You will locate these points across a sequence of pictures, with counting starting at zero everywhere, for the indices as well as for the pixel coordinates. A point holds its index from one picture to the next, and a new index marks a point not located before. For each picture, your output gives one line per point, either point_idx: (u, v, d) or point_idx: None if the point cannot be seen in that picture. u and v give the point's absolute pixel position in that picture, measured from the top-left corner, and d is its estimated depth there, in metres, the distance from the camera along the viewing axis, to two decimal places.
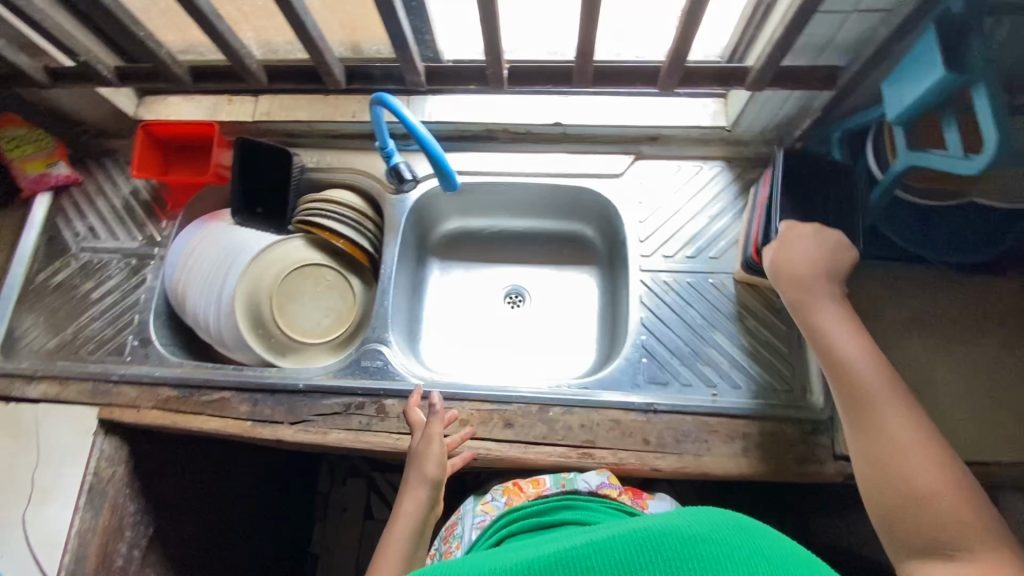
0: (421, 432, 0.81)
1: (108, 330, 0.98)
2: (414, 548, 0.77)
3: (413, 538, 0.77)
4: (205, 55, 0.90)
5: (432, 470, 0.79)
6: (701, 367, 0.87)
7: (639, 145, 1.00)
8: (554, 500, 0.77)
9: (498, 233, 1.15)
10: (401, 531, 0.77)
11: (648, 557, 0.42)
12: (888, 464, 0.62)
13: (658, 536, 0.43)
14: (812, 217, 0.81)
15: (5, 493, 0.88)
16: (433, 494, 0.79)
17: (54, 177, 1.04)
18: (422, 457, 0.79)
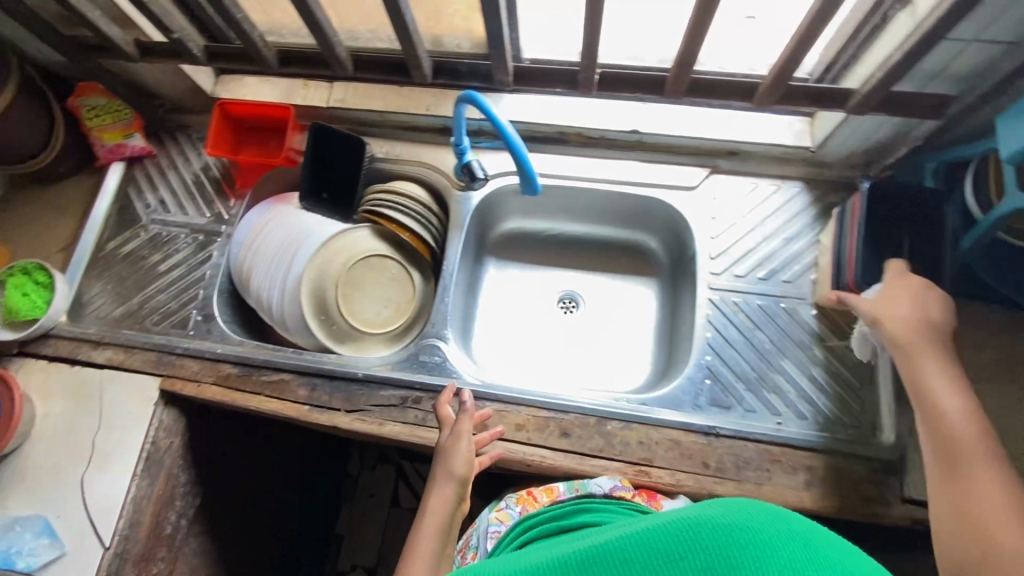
0: (449, 428, 0.79)
1: (172, 303, 0.99)
2: (441, 548, 0.72)
3: (442, 536, 0.72)
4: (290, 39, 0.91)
5: (460, 465, 0.76)
6: (766, 394, 0.85)
7: (715, 159, 0.97)
8: (568, 506, 0.75)
9: (556, 236, 1.14)
10: (429, 530, 0.72)
11: (687, 547, 0.38)
12: (966, 518, 0.59)
13: (695, 525, 0.39)
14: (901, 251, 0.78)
15: (68, 454, 0.91)
16: (459, 492, 0.76)
17: (129, 148, 1.07)
18: (451, 452, 0.77)
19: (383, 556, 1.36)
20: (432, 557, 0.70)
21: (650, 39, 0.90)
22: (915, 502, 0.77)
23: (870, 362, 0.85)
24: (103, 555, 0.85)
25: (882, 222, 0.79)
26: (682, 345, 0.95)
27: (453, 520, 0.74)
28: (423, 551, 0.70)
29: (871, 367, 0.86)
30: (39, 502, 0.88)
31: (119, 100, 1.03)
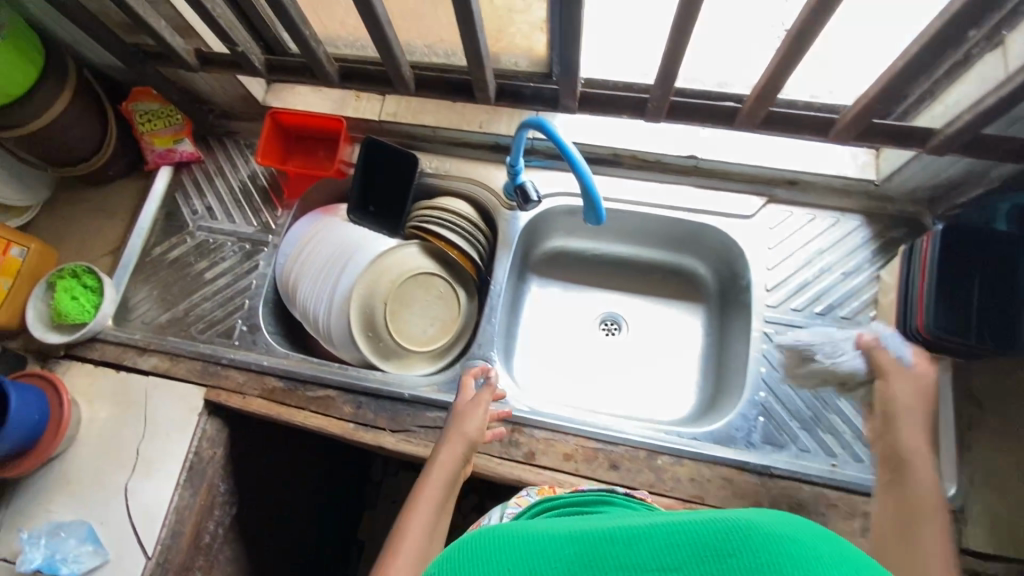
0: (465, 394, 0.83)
1: (218, 312, 0.99)
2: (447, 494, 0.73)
3: (447, 485, 0.73)
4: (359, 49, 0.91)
5: (470, 425, 0.78)
6: (822, 434, 0.83)
7: (774, 188, 0.95)
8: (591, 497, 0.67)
9: (601, 256, 1.12)
10: (438, 476, 0.73)
11: (731, 546, 0.32)
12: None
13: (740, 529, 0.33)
14: (977, 296, 0.75)
15: (111, 461, 0.91)
16: (468, 452, 0.77)
17: (178, 153, 1.06)
18: (466, 415, 0.79)
19: None
20: (439, 499, 0.71)
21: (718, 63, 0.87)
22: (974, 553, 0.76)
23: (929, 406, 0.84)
24: (145, 564, 0.85)
25: (956, 263, 0.76)
26: (732, 377, 0.93)
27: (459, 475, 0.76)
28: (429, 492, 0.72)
29: None
30: (82, 507, 0.89)
31: (171, 105, 1.03)
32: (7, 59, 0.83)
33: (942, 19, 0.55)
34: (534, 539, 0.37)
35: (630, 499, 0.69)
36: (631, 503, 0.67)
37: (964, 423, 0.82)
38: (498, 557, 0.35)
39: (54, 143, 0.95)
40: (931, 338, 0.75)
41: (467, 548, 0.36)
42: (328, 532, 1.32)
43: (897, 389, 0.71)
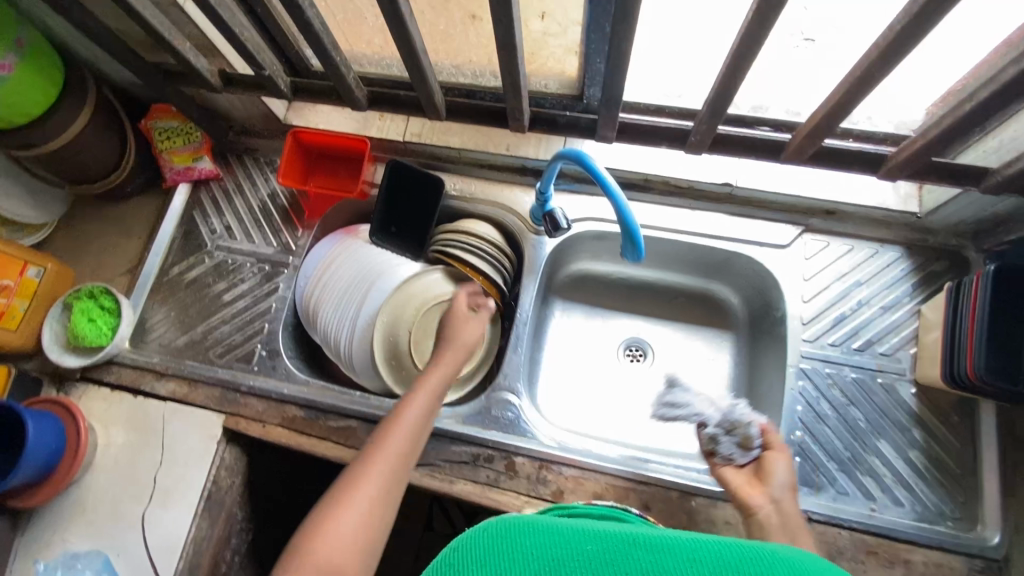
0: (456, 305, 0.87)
1: (237, 336, 0.97)
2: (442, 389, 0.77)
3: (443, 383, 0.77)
4: (388, 69, 0.89)
5: (464, 331, 0.83)
6: (861, 477, 0.81)
7: (810, 217, 0.92)
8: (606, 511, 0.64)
9: (626, 280, 1.09)
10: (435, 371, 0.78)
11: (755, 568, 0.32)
12: None
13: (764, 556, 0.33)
14: None
15: (128, 489, 0.89)
16: (463, 360, 0.81)
17: (198, 171, 1.04)
18: (464, 327, 0.83)
19: None
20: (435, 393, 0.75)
21: None
22: None
23: (973, 449, 0.80)
24: None
25: (1009, 303, 0.72)
26: (766, 413, 0.90)
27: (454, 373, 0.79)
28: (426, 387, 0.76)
29: (973, 453, 0.81)
30: (99, 537, 0.87)
31: (191, 123, 1.01)
32: (27, 79, 0.81)
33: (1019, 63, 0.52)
34: (560, 533, 0.37)
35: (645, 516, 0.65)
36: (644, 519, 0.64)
37: (1009, 466, 0.79)
38: (522, 540, 0.36)
39: (73, 162, 0.93)
40: (980, 381, 0.72)
41: (490, 534, 0.36)
42: None
43: (783, 462, 0.73)
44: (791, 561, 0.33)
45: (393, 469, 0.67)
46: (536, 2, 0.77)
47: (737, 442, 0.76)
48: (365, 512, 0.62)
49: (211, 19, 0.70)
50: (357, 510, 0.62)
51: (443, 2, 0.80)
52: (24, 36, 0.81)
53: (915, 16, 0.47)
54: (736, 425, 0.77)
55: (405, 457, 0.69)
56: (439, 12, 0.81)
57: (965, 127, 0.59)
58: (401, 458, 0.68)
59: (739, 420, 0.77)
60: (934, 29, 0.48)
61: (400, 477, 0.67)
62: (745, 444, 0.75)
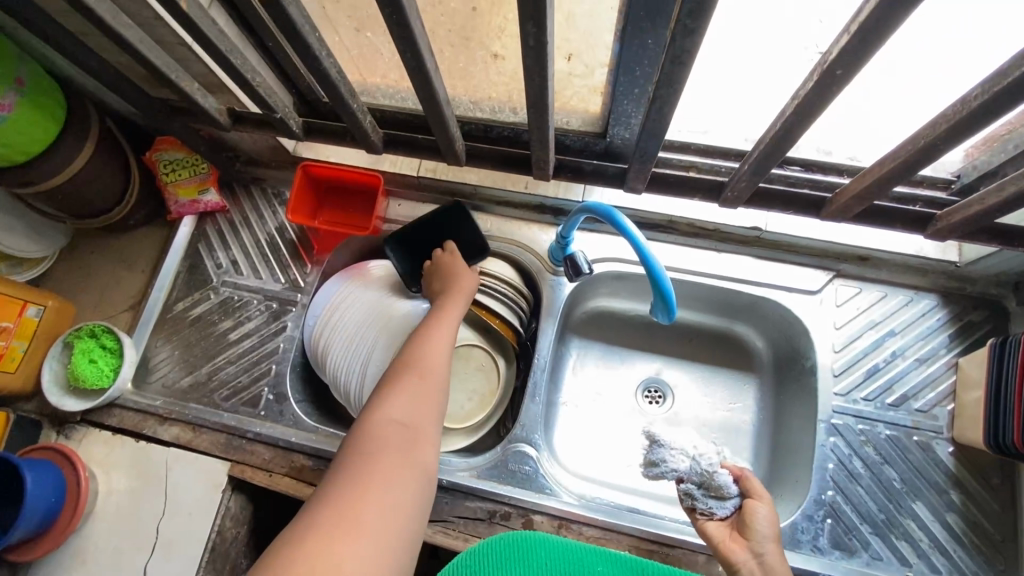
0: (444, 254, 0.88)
1: (243, 378, 0.94)
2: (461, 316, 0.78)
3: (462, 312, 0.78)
4: (404, 104, 0.85)
5: (463, 275, 0.84)
6: (896, 541, 0.77)
7: (841, 263, 0.88)
8: None
9: (645, 318, 1.05)
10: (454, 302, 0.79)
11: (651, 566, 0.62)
12: None
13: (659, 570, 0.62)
14: None
15: (130, 540, 0.86)
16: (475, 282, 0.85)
17: (203, 203, 1.00)
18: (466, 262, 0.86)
19: None
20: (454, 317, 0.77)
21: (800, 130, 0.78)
22: None
23: (1013, 514, 0.77)
24: None
25: None
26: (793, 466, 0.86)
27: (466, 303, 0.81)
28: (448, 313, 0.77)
29: (1012, 517, 0.77)
30: None
31: (197, 155, 0.98)
32: (27, 118, 0.77)
33: None
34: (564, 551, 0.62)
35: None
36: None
37: None
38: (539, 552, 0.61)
39: (73, 198, 0.90)
40: None
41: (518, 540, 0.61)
42: None
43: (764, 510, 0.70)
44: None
45: (427, 374, 0.66)
46: (562, 44, 0.73)
47: (711, 496, 0.73)
48: (406, 407, 0.62)
49: (222, 64, 0.67)
50: (397, 406, 0.62)
51: (464, 41, 0.76)
52: (24, 74, 0.77)
53: (995, 94, 0.43)
54: (706, 478, 0.73)
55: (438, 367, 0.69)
56: (460, 50, 0.78)
57: None
58: (434, 366, 0.68)
59: (710, 473, 0.73)
60: (1016, 106, 0.44)
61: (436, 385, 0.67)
62: (720, 496, 0.72)
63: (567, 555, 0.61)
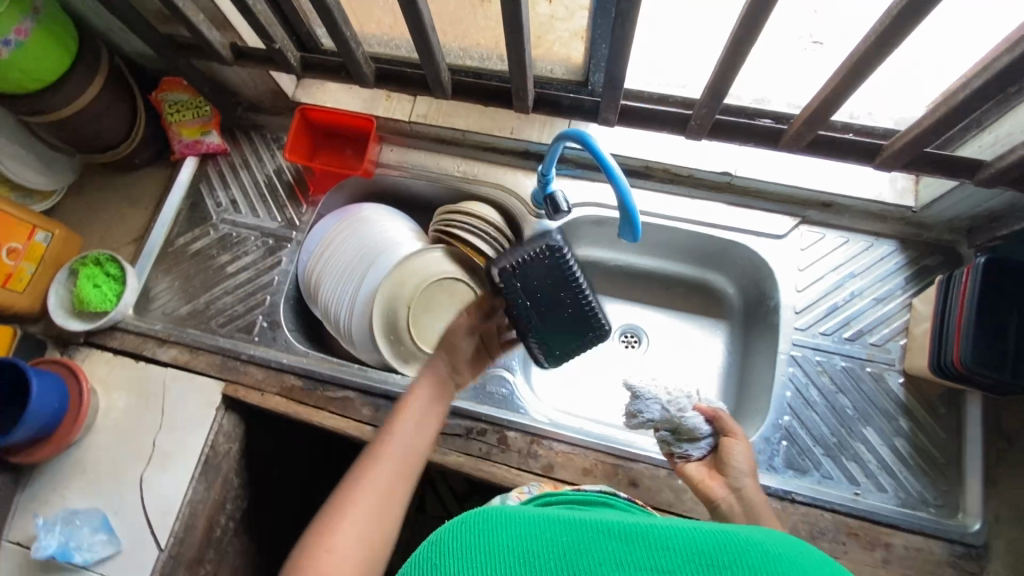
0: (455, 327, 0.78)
1: (239, 307, 0.99)
2: (437, 401, 0.72)
3: (435, 397, 0.72)
4: (399, 50, 0.90)
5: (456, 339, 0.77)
6: (846, 463, 0.82)
7: (807, 210, 0.93)
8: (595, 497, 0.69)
9: (623, 268, 1.10)
10: (427, 382, 0.72)
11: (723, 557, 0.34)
12: None
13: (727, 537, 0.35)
14: (1004, 341, 0.73)
15: (128, 451, 0.91)
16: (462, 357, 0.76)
17: (205, 144, 1.05)
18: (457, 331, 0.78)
19: None
20: (425, 408, 0.70)
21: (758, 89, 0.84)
22: None
23: (957, 438, 0.82)
24: (158, 557, 0.85)
25: (995, 296, 0.74)
26: (755, 398, 0.91)
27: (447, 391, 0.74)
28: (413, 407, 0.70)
29: (957, 443, 0.82)
30: (98, 497, 0.89)
31: (200, 97, 1.03)
32: (40, 45, 0.82)
33: (1012, 53, 0.54)
34: (536, 523, 0.39)
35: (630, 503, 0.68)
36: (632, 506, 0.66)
37: (991, 456, 0.81)
38: (500, 533, 0.37)
39: (84, 130, 0.95)
40: (966, 370, 0.74)
41: (468, 527, 0.38)
42: None
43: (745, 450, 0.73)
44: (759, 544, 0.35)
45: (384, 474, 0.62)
46: None
47: (684, 440, 0.75)
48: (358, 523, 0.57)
49: None
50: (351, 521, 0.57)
51: None
52: (41, 3, 0.82)
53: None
54: (676, 423, 0.75)
55: (399, 478, 0.63)
56: None
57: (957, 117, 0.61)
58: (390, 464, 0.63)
59: (683, 423, 0.75)
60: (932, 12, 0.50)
61: (392, 509, 0.60)
62: (692, 438, 0.75)
63: (536, 529, 0.38)
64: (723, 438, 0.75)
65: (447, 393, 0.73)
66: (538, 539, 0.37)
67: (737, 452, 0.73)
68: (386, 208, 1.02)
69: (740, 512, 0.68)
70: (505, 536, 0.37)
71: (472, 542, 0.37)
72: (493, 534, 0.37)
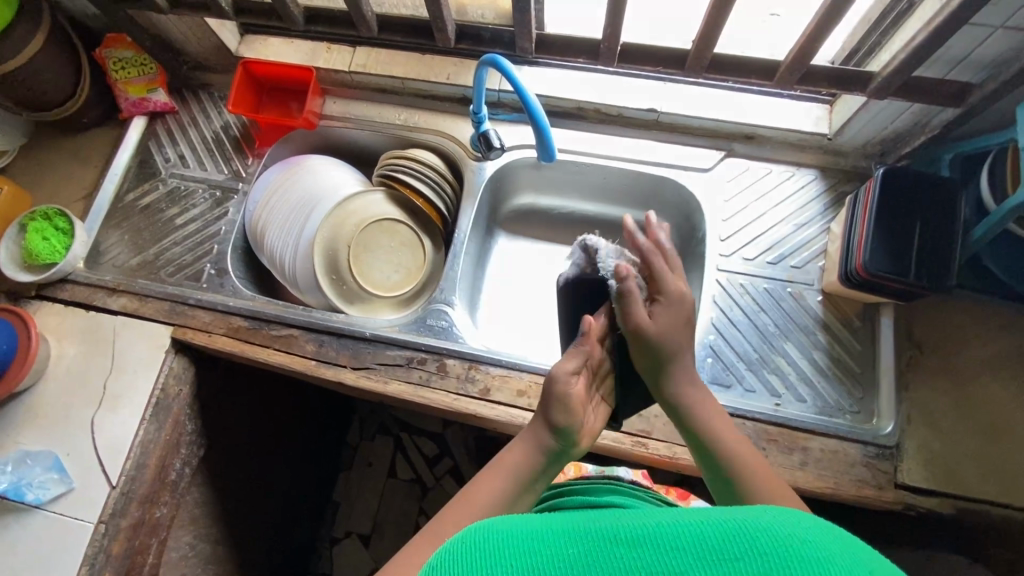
0: (567, 368, 0.63)
1: (187, 256, 1.01)
2: (533, 476, 0.62)
3: (530, 472, 0.62)
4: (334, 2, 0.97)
5: (566, 415, 0.62)
6: (767, 375, 0.86)
7: (731, 142, 0.97)
8: (600, 484, 0.72)
9: (567, 215, 1.12)
10: (524, 450, 0.63)
11: (740, 549, 0.33)
12: None
13: (740, 528, 0.35)
14: (902, 247, 0.78)
15: (78, 395, 0.93)
16: (559, 435, 0.63)
17: (152, 102, 1.07)
18: (562, 397, 0.62)
19: (378, 521, 1.42)
20: (518, 479, 0.61)
21: (672, 26, 0.88)
22: (907, 488, 0.79)
23: (871, 348, 0.86)
24: (110, 494, 0.88)
25: (895, 209, 0.79)
26: None
27: (542, 471, 0.63)
28: (502, 473, 0.62)
29: (872, 353, 0.86)
30: (50, 440, 0.91)
31: (145, 54, 1.05)
32: None
33: None
34: (535, 536, 0.38)
35: (635, 487, 0.74)
36: (637, 491, 0.71)
37: (903, 362, 0.85)
38: (499, 551, 0.36)
39: (28, 85, 0.97)
40: (870, 277, 0.78)
41: (460, 548, 0.37)
42: (292, 491, 1.33)
43: (682, 282, 0.68)
44: (773, 529, 0.34)
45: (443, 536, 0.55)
46: None
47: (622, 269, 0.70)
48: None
49: None
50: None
51: None
52: None
53: None
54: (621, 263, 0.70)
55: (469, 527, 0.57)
56: None
57: (831, 19, 0.66)
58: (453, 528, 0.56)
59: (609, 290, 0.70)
60: None
61: None
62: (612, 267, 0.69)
63: (542, 546, 0.37)
64: (661, 263, 0.68)
65: (547, 470, 0.64)
66: (539, 552, 0.36)
67: (672, 283, 0.67)
68: (332, 159, 1.05)
69: (655, 365, 0.66)
70: (507, 555, 0.36)
71: (470, 563, 0.36)
72: (495, 553, 0.36)
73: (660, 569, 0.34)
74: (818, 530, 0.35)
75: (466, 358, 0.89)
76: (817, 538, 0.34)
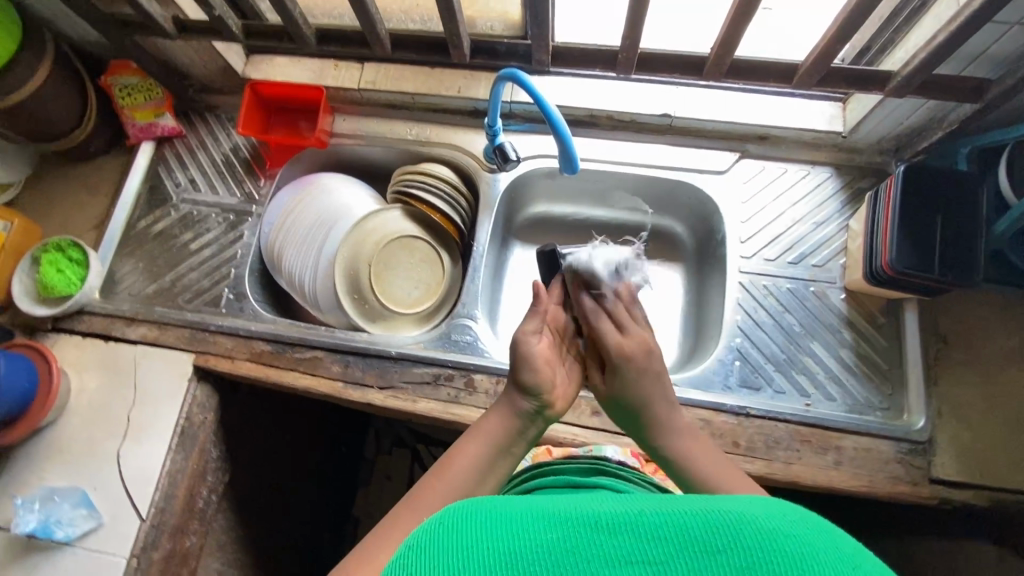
0: (527, 328, 0.66)
1: (205, 281, 1.00)
2: (512, 440, 0.61)
3: (508, 436, 0.61)
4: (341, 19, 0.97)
5: (534, 371, 0.63)
6: (796, 376, 0.86)
7: (746, 143, 0.97)
8: (587, 465, 0.70)
9: (582, 221, 1.12)
10: (501, 415, 0.63)
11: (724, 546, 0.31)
12: None
13: (725, 521, 0.32)
14: (925, 243, 0.78)
15: (103, 428, 0.92)
16: (531, 392, 0.63)
17: (160, 127, 1.07)
18: (527, 355, 0.64)
19: None
20: (498, 445, 0.60)
21: (684, 31, 0.88)
22: (942, 482, 0.79)
23: (898, 344, 0.86)
24: (141, 526, 0.87)
25: (917, 205, 0.79)
26: (710, 328, 0.95)
27: (521, 433, 0.62)
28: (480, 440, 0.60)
29: (898, 349, 0.86)
30: (76, 475, 0.90)
31: (151, 79, 1.04)
32: None
33: None
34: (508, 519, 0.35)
35: (626, 468, 0.72)
36: (626, 472, 0.70)
37: (931, 357, 0.85)
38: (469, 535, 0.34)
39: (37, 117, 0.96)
40: (897, 274, 0.78)
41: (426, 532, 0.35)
42: (312, 509, 1.32)
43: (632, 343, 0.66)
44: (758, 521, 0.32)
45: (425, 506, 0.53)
46: None
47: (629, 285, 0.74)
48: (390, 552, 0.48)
49: None
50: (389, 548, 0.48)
51: None
52: None
53: None
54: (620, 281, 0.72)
55: None
56: None
57: (852, 22, 0.67)
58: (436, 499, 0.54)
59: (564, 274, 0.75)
60: None
61: None
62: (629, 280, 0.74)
63: (513, 530, 0.34)
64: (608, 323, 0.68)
65: (525, 434, 0.63)
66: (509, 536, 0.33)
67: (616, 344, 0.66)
68: (345, 177, 1.04)
69: (631, 417, 0.66)
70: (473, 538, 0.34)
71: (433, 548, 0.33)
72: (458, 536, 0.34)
73: (640, 559, 0.31)
74: (807, 526, 0.33)
75: (494, 372, 0.88)
76: (802, 531, 0.32)
